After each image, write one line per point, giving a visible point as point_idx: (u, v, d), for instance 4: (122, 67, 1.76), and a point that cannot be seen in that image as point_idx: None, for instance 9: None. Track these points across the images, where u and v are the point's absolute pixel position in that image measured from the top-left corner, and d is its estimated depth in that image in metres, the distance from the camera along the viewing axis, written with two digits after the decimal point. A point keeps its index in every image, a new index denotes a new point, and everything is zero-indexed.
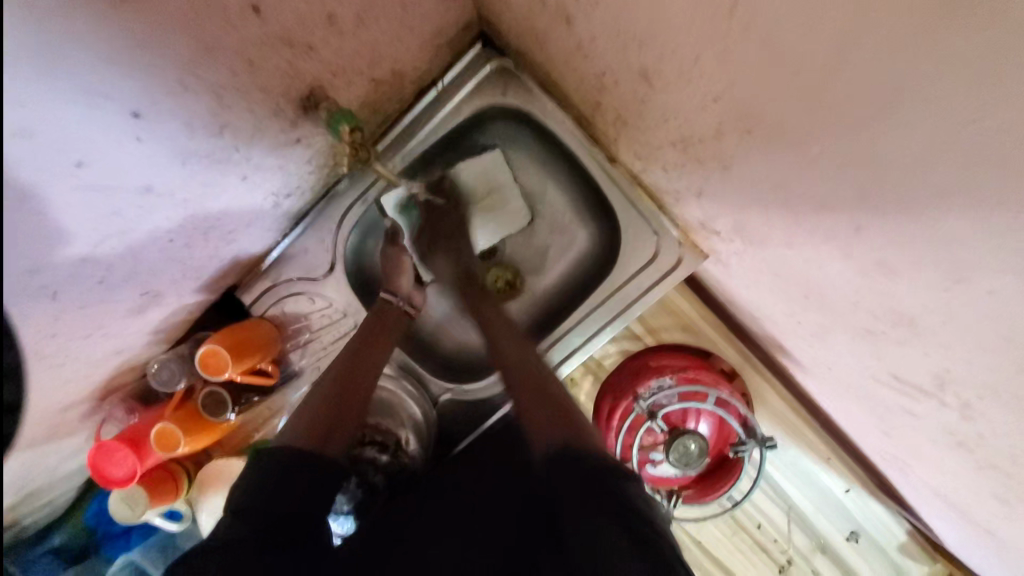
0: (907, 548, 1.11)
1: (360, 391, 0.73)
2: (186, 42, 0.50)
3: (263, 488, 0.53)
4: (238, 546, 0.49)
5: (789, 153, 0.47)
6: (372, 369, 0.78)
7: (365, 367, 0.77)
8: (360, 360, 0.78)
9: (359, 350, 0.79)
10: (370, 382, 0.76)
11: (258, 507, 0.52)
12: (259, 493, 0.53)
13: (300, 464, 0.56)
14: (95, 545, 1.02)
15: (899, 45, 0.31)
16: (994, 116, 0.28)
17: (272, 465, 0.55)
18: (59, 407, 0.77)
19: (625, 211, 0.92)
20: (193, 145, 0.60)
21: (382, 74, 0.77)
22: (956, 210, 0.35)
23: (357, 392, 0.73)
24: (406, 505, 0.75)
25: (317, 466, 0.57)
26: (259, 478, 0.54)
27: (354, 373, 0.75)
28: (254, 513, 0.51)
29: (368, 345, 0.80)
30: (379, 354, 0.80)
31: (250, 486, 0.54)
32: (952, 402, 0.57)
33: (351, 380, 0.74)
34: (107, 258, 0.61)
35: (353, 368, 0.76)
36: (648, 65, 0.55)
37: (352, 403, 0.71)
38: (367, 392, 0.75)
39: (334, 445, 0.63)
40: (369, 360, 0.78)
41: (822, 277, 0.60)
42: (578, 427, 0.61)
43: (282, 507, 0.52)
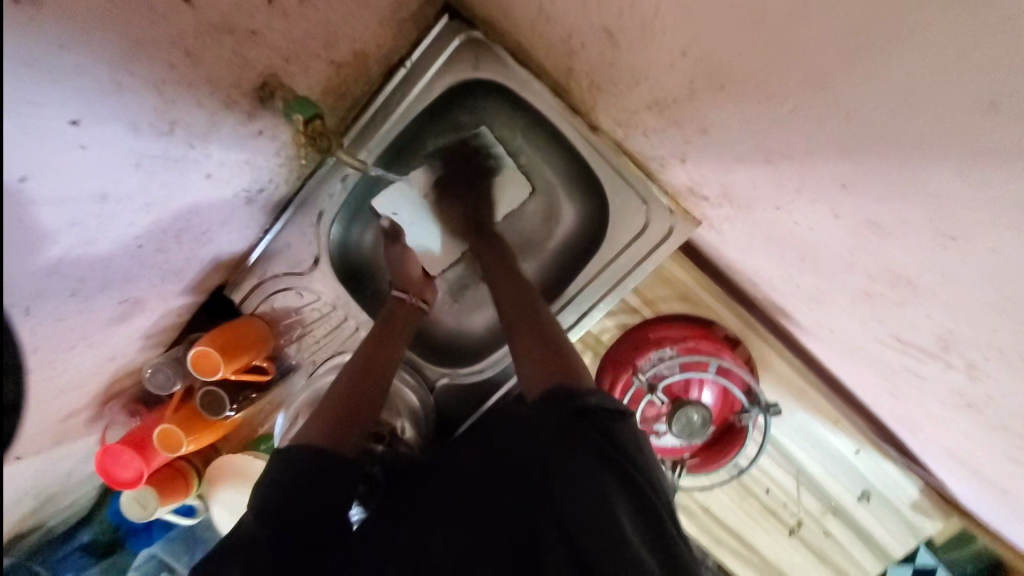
0: (919, 505, 1.10)
1: (377, 383, 0.73)
2: (114, 38, 0.46)
3: (277, 491, 0.54)
4: (254, 543, 0.52)
5: (765, 110, 0.43)
6: (388, 362, 0.77)
7: (380, 359, 0.76)
8: (375, 352, 0.77)
9: (374, 342, 0.79)
10: (387, 373, 0.75)
11: (269, 505, 0.54)
12: (275, 495, 0.54)
13: (304, 458, 0.57)
14: (121, 539, 1.05)
15: None
16: (981, 51, 0.25)
17: (283, 468, 0.57)
18: (57, 418, 0.78)
19: (612, 181, 0.88)
20: (143, 147, 0.57)
21: (340, 56, 0.73)
22: (949, 162, 0.31)
23: (373, 383, 0.73)
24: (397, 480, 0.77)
25: (317, 457, 0.58)
26: (274, 479, 0.56)
27: (365, 369, 0.74)
28: (271, 514, 0.53)
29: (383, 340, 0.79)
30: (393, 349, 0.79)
31: (266, 490, 0.55)
32: (957, 362, 0.54)
33: (367, 373, 0.74)
34: (74, 268, 0.60)
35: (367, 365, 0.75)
36: (611, 23, 0.50)
37: (365, 396, 0.71)
38: (383, 382, 0.74)
39: (350, 438, 0.64)
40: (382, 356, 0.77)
41: (814, 239, 0.56)
42: (569, 365, 0.65)
43: (288, 504, 0.54)
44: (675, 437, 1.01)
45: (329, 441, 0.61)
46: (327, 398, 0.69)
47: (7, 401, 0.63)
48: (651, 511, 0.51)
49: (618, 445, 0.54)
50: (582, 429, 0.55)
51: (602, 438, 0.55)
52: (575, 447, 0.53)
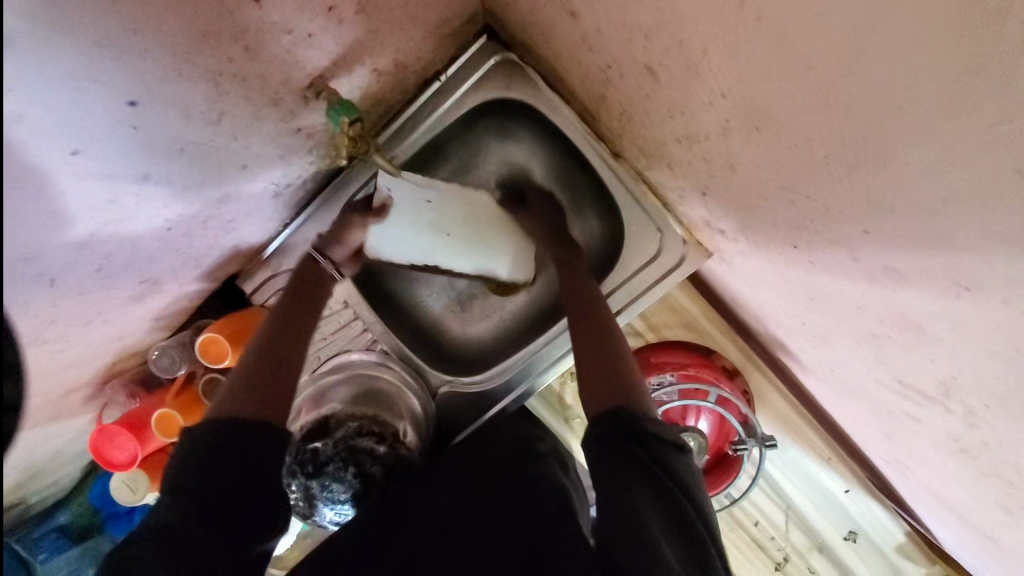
0: (905, 549, 1.11)
1: (296, 337, 0.72)
2: (183, 29, 0.48)
3: (194, 464, 0.54)
4: (176, 524, 0.51)
5: (797, 153, 0.46)
6: (301, 332, 0.73)
7: (295, 325, 0.73)
8: (293, 309, 0.75)
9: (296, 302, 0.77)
10: (303, 343, 0.72)
11: (188, 482, 0.53)
12: (193, 469, 0.54)
13: (224, 436, 0.56)
14: (99, 523, 1.03)
15: (906, 55, 0.30)
16: (1013, 122, 0.27)
17: (197, 441, 0.55)
18: (59, 392, 0.78)
19: (629, 207, 0.91)
20: (189, 133, 0.59)
21: (383, 64, 0.76)
22: (970, 218, 0.34)
23: (289, 353, 0.69)
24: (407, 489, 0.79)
25: (239, 435, 0.57)
26: (191, 456, 0.55)
27: (284, 329, 0.72)
28: (191, 490, 0.53)
29: (304, 303, 0.77)
30: (312, 309, 0.77)
31: (184, 464, 0.54)
32: (956, 408, 0.56)
33: (284, 331, 0.72)
34: (104, 245, 0.61)
35: (284, 325, 0.73)
36: (655, 60, 0.53)
37: (287, 353, 0.69)
38: (302, 335, 0.73)
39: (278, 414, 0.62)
40: (299, 315, 0.75)
41: (826, 279, 0.59)
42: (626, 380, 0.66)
43: (213, 481, 0.53)
44: None
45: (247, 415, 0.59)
46: (250, 357, 0.67)
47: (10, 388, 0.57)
48: (686, 522, 0.54)
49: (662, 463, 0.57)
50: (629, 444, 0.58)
51: (645, 453, 0.58)
52: (621, 463, 0.57)
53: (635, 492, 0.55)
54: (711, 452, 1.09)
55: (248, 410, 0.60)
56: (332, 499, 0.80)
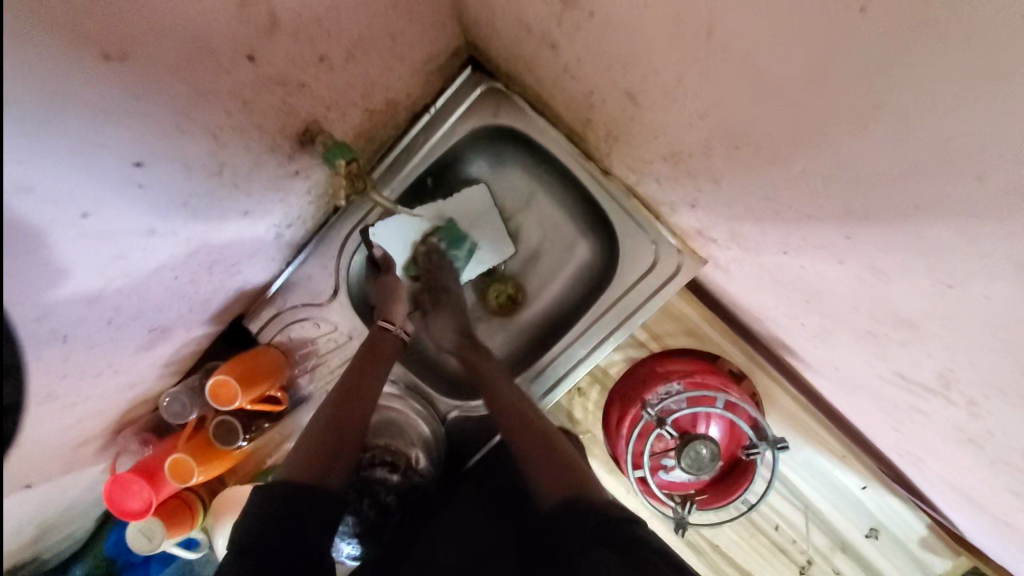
0: (928, 542, 1.09)
1: (362, 408, 0.76)
2: (184, 90, 0.51)
3: (265, 526, 0.56)
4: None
5: (777, 166, 0.48)
6: (360, 397, 0.77)
7: (356, 391, 0.77)
8: (360, 379, 0.79)
9: (357, 372, 0.80)
10: (360, 410, 0.76)
11: (255, 544, 0.55)
12: (254, 534, 0.55)
13: (295, 498, 0.59)
14: (116, 572, 1.02)
15: (864, 75, 0.32)
16: (968, 132, 0.29)
17: (275, 498, 0.59)
18: (72, 445, 0.79)
19: (621, 221, 0.93)
20: (193, 185, 0.61)
21: (375, 103, 0.79)
22: (944, 220, 0.35)
23: (345, 420, 0.73)
24: (404, 532, 0.81)
25: (309, 499, 0.60)
26: (252, 516, 0.58)
27: (349, 399, 0.76)
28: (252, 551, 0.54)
29: (365, 367, 0.81)
30: (373, 377, 0.80)
31: (246, 527, 0.56)
32: (959, 399, 0.57)
33: (347, 402, 0.75)
34: (112, 299, 0.62)
35: (349, 400, 0.76)
36: (634, 86, 0.56)
37: (346, 423, 0.73)
38: (365, 414, 0.76)
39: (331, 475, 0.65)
40: (365, 385, 0.79)
41: (819, 281, 0.60)
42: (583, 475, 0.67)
43: (272, 542, 0.55)
44: (683, 471, 1.01)
45: (310, 478, 0.62)
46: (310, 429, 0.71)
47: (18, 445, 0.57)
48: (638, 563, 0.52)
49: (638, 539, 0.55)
50: (606, 526, 0.57)
51: (620, 535, 0.55)
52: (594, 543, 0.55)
53: (586, 557, 0.54)
54: (725, 459, 1.08)
55: (308, 474, 0.63)
56: (344, 533, 0.80)
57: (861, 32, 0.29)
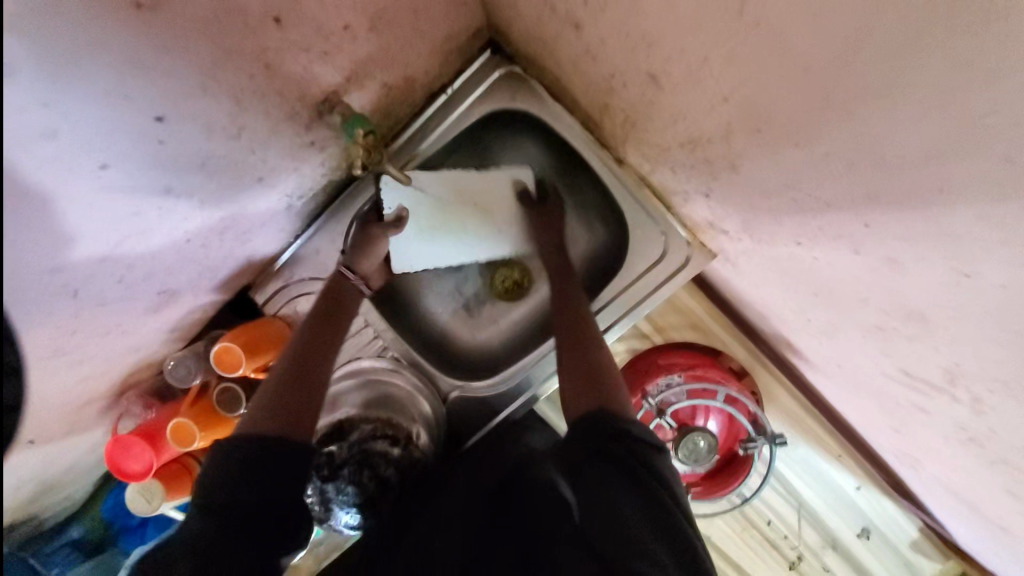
0: (919, 545, 1.11)
1: (326, 358, 0.75)
2: (209, 49, 0.51)
3: (226, 482, 0.57)
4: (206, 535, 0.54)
5: (798, 153, 0.48)
6: (325, 350, 0.76)
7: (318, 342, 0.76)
8: (323, 326, 0.79)
9: (320, 324, 0.79)
10: (322, 362, 0.74)
11: (221, 499, 0.56)
12: (224, 484, 0.57)
13: (251, 446, 0.59)
14: (111, 538, 1.03)
15: (899, 56, 0.31)
16: (999, 115, 0.29)
17: (229, 451, 0.59)
18: (77, 403, 0.79)
19: (633, 211, 0.93)
20: (212, 146, 0.61)
21: (393, 78, 0.78)
22: (965, 209, 0.35)
23: (307, 373, 0.71)
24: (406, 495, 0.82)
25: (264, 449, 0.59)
26: (220, 467, 0.58)
27: (309, 351, 0.74)
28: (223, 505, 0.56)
29: (326, 322, 0.80)
30: (336, 331, 0.79)
31: (214, 478, 0.57)
32: (963, 397, 0.57)
33: (308, 353, 0.74)
34: (125, 257, 0.63)
35: (314, 344, 0.76)
36: (657, 68, 0.56)
37: (308, 375, 0.71)
38: (331, 358, 0.76)
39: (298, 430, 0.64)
40: (325, 336, 0.77)
41: (830, 274, 0.61)
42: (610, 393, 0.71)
43: (242, 496, 0.56)
44: (681, 463, 1.03)
45: (273, 431, 0.62)
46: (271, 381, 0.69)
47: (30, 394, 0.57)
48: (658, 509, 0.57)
49: (653, 472, 0.61)
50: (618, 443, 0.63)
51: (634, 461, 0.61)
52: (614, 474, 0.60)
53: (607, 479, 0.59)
54: (721, 453, 1.09)
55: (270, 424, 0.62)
56: (341, 503, 0.78)
57: (900, 11, 0.29)
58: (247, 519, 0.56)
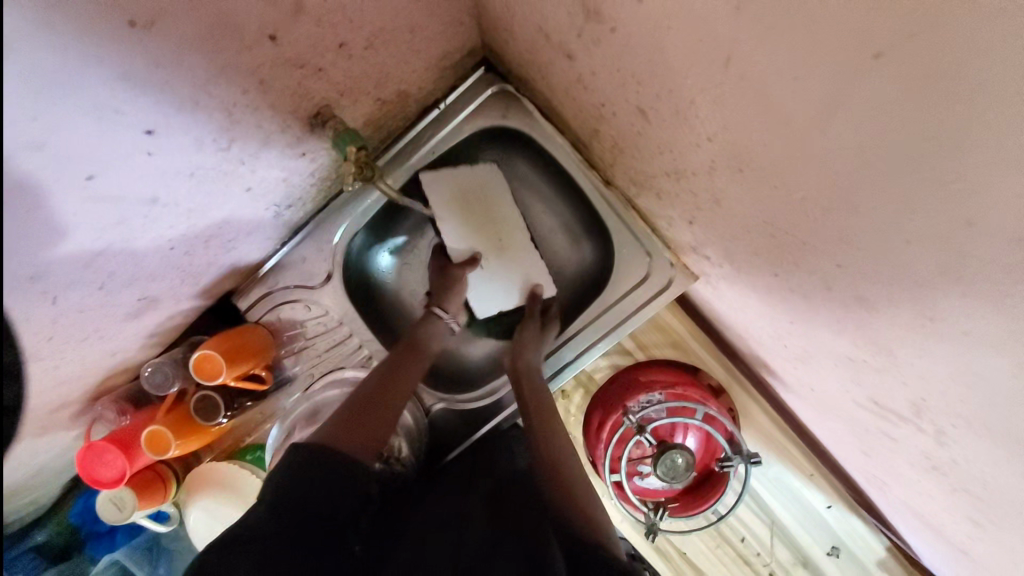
0: (886, 564, 1.14)
1: (393, 407, 0.77)
2: (204, 65, 0.50)
3: (297, 488, 0.57)
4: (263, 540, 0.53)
5: (777, 194, 0.50)
6: (396, 399, 0.78)
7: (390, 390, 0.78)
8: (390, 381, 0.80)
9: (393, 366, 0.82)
10: (393, 412, 0.76)
11: (286, 505, 0.55)
12: (294, 490, 0.57)
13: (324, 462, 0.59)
14: (78, 543, 1.00)
15: (872, 118, 0.33)
16: (962, 180, 0.31)
17: (303, 460, 0.59)
18: (50, 409, 0.77)
19: (619, 231, 0.95)
20: (201, 158, 0.60)
21: (388, 93, 0.79)
22: (930, 259, 0.38)
23: (380, 418, 0.73)
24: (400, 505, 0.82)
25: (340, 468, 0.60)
26: (290, 474, 0.58)
27: (384, 395, 0.77)
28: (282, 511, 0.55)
29: (399, 367, 0.83)
30: (407, 380, 0.82)
31: (284, 481, 0.57)
32: (927, 428, 0.60)
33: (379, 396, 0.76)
34: (107, 264, 0.62)
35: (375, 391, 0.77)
36: (647, 103, 0.57)
37: (381, 421, 0.73)
38: (389, 411, 0.77)
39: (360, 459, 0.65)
40: (401, 384, 0.81)
41: (805, 305, 0.63)
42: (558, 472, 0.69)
43: (305, 508, 0.56)
44: (658, 479, 1.03)
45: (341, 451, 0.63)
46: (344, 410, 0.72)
47: (13, 403, 0.57)
48: None
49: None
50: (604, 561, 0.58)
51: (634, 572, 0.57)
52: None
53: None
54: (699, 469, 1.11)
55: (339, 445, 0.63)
56: None
57: (873, 78, 0.31)
58: (301, 532, 0.55)
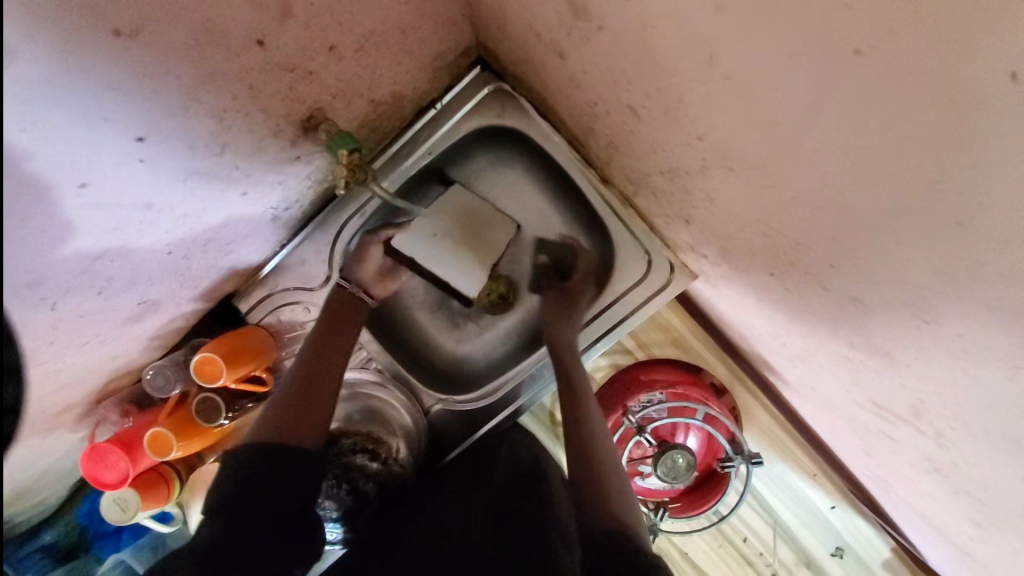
0: (891, 565, 1.13)
1: (333, 369, 0.78)
2: (193, 71, 0.51)
3: (236, 491, 0.58)
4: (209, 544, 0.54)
5: (769, 194, 0.49)
6: (332, 360, 0.79)
7: (327, 355, 0.80)
8: (326, 347, 0.81)
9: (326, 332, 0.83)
10: (332, 373, 0.78)
11: (228, 509, 0.57)
12: (234, 494, 0.58)
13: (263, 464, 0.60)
14: (86, 543, 1.01)
15: (859, 117, 0.32)
16: (950, 182, 0.30)
17: (243, 462, 0.60)
18: (54, 411, 0.78)
19: (617, 230, 0.95)
20: (194, 163, 0.61)
21: (381, 94, 0.79)
22: (922, 260, 0.37)
23: (320, 385, 0.75)
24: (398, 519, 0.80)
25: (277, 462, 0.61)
26: (231, 479, 0.59)
27: (320, 363, 0.78)
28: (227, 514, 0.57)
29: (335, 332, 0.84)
30: (342, 341, 0.83)
31: (224, 490, 0.58)
32: (926, 429, 0.59)
33: (317, 365, 0.77)
34: (105, 270, 0.62)
35: (318, 358, 0.79)
36: (637, 102, 0.57)
37: (320, 387, 0.75)
38: (336, 378, 0.78)
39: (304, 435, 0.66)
40: (334, 345, 0.82)
41: (802, 305, 0.62)
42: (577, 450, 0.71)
43: (247, 510, 0.57)
44: (659, 480, 1.03)
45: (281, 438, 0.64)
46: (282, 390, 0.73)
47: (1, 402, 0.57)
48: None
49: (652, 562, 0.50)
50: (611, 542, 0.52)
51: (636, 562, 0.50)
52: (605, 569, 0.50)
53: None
54: (700, 469, 1.11)
55: (278, 432, 0.64)
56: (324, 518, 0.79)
57: (859, 76, 0.30)
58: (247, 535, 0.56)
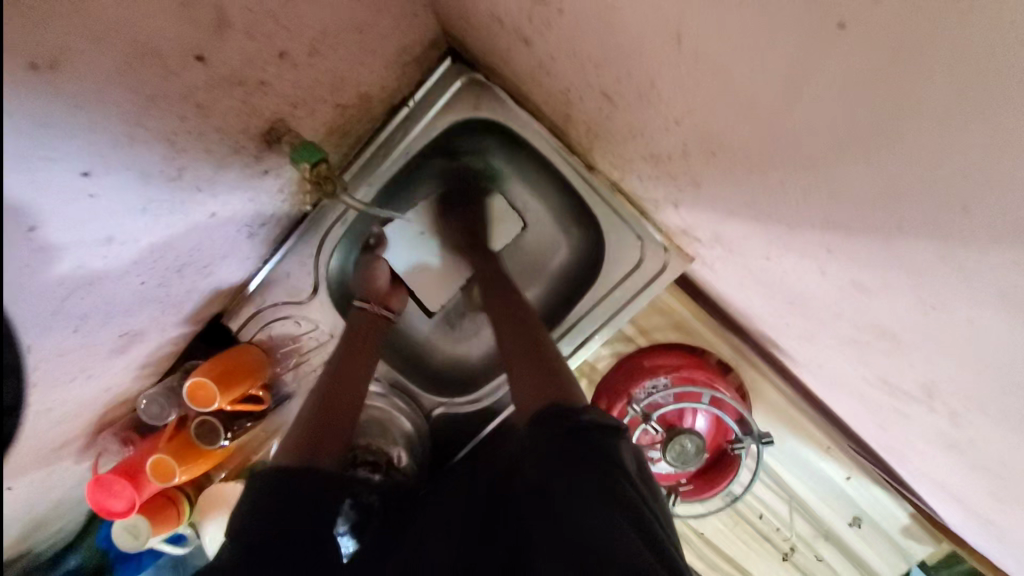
0: (910, 530, 1.12)
1: (358, 388, 0.78)
2: (131, 97, 0.48)
3: (256, 513, 0.55)
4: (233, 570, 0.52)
5: (758, 179, 0.45)
6: (357, 381, 0.78)
7: (348, 376, 0.78)
8: (340, 379, 0.78)
9: (347, 350, 0.82)
10: (354, 394, 0.77)
11: (250, 530, 0.55)
12: (255, 516, 0.55)
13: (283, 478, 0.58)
14: (109, 564, 1.02)
15: (844, 101, 0.29)
16: (950, 166, 0.27)
17: (263, 484, 0.58)
18: (50, 449, 0.77)
19: (606, 217, 0.91)
20: (152, 191, 0.58)
21: (346, 98, 0.75)
22: (926, 246, 0.33)
23: (344, 404, 0.74)
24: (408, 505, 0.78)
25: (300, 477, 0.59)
26: (253, 497, 0.58)
27: (342, 380, 0.78)
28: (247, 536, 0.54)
29: (356, 348, 0.83)
30: (365, 359, 0.82)
31: (245, 515, 0.56)
32: (940, 407, 0.56)
33: (337, 383, 0.77)
34: (75, 308, 0.60)
35: (340, 377, 0.78)
36: (609, 88, 0.53)
37: (341, 410, 0.73)
38: (358, 397, 0.77)
39: (327, 456, 0.65)
40: (356, 363, 0.81)
41: (802, 288, 0.59)
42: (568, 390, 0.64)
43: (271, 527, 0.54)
44: (669, 464, 1.01)
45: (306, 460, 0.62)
46: (304, 414, 0.72)
47: None
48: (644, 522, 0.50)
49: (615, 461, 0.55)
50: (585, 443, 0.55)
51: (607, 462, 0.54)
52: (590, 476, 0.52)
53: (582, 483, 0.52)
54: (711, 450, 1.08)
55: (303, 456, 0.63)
56: None
57: (837, 55, 0.27)
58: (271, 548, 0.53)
